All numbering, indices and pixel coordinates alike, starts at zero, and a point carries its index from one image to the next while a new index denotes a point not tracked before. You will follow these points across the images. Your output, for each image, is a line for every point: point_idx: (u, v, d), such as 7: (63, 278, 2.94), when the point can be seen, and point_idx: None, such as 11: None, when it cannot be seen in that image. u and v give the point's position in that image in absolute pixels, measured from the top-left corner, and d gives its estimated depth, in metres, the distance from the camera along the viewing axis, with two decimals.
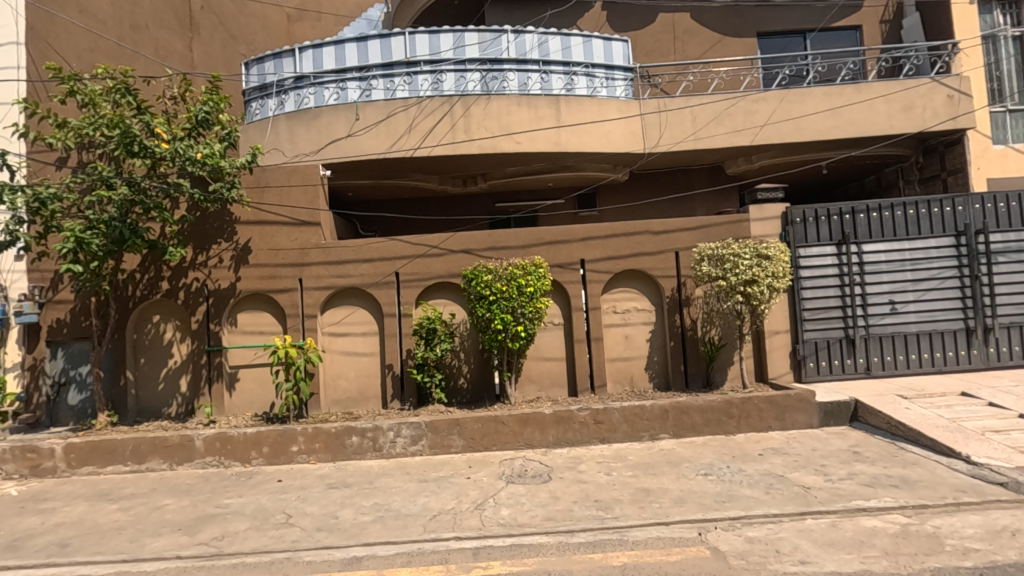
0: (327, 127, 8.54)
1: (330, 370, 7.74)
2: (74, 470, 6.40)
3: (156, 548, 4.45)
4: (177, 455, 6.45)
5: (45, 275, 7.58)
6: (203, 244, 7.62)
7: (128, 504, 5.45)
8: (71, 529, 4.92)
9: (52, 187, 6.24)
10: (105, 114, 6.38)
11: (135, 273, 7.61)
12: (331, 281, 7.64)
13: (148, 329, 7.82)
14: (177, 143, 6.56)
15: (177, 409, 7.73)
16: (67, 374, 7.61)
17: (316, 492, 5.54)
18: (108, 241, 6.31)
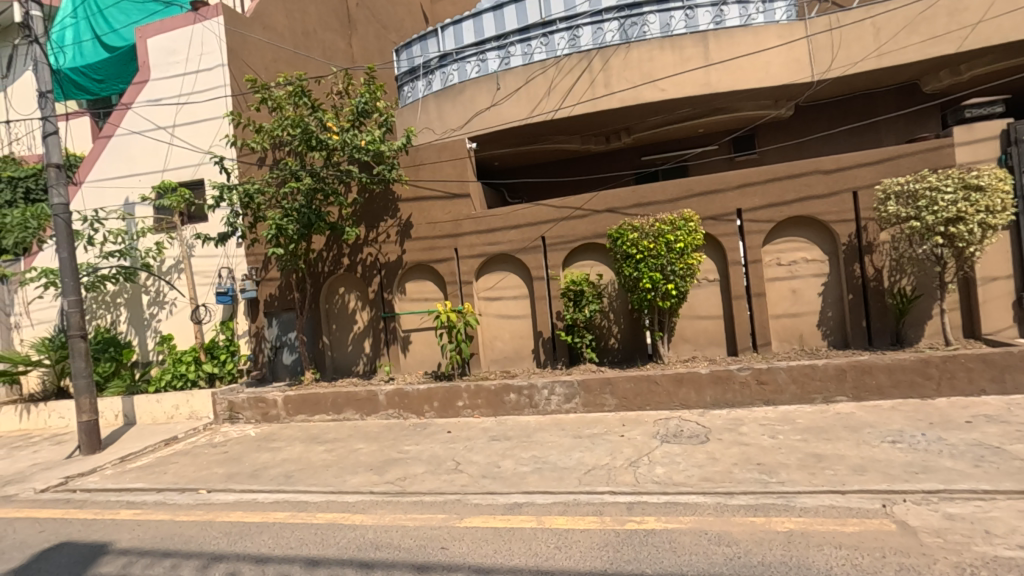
0: (471, 100, 8.88)
1: (487, 332, 8.26)
2: (291, 416, 7.76)
3: (354, 483, 5.25)
4: (365, 407, 7.47)
5: (258, 258, 9.08)
6: (373, 223, 8.53)
7: (332, 446, 6.50)
8: (293, 464, 6.02)
9: (256, 183, 7.44)
10: (288, 115, 7.35)
11: (322, 252, 8.80)
12: (483, 249, 8.08)
13: (336, 299, 9.05)
14: (345, 134, 7.38)
15: (364, 367, 8.91)
16: (281, 339, 9.15)
17: (480, 443, 6.05)
18: (300, 226, 7.41)
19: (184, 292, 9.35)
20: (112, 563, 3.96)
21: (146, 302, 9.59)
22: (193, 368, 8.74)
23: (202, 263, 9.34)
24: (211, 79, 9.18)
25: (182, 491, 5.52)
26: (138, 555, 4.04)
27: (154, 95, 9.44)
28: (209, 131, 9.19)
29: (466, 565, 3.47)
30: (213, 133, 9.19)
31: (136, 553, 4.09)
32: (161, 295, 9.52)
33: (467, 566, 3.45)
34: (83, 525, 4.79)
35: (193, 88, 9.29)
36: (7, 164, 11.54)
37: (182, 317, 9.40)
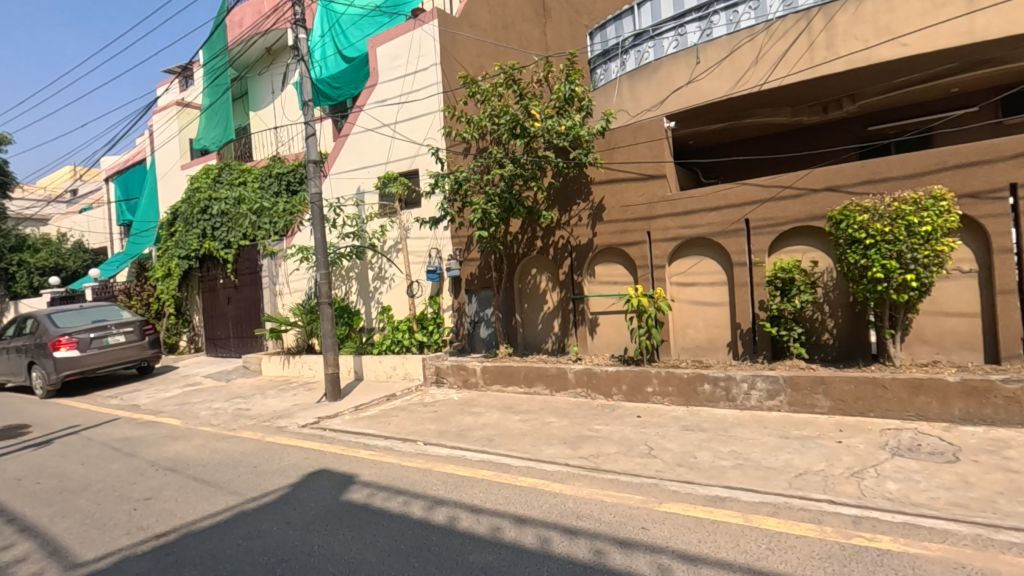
0: (669, 78, 8.54)
1: (679, 319, 7.99)
2: (488, 385, 8.43)
3: (550, 454, 5.54)
4: (555, 383, 7.79)
5: (462, 240, 10.00)
6: (566, 206, 8.78)
7: (526, 417, 6.92)
8: (493, 429, 6.56)
9: (464, 171, 8.09)
10: (496, 106, 7.86)
11: (518, 235, 9.34)
12: (678, 233, 7.79)
13: (529, 280, 9.54)
14: (546, 121, 7.67)
15: (552, 345, 9.28)
16: (479, 314, 9.96)
17: (673, 431, 5.91)
18: (501, 210, 7.93)
19: (400, 270, 10.66)
20: (359, 491, 4.77)
21: (372, 277, 11.17)
22: (408, 336, 9.92)
23: (416, 244, 10.56)
24: (427, 77, 10.19)
25: (404, 441, 6.38)
26: (378, 488, 4.81)
27: (381, 97, 10.82)
28: (424, 126, 10.25)
29: (669, 549, 3.45)
30: (427, 127, 10.22)
31: (376, 486, 4.86)
32: (382, 271, 10.99)
33: (670, 550, 3.43)
34: (335, 458, 5.83)
35: (412, 88, 10.44)
36: (276, 162, 14.29)
37: (398, 291, 10.76)
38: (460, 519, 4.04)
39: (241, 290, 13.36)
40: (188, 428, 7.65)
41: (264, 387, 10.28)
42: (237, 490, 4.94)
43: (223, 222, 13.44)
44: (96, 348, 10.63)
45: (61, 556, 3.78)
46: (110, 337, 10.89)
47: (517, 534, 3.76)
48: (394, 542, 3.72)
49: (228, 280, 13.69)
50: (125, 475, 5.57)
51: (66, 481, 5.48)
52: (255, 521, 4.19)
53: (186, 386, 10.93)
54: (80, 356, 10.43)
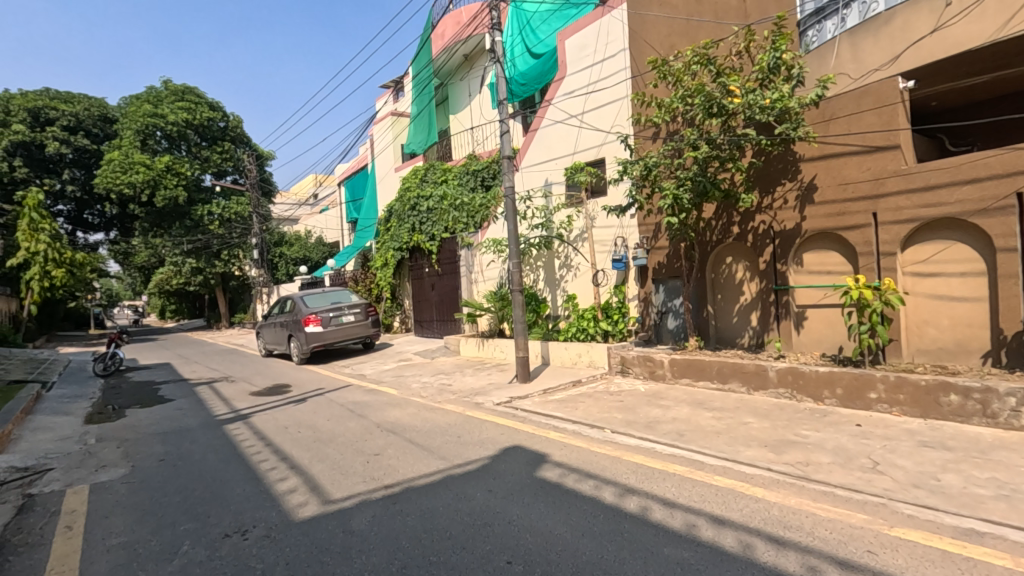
0: (904, 29, 7.19)
1: (914, 316, 6.75)
2: (676, 378, 8.12)
3: (748, 456, 5.14)
4: (753, 381, 7.19)
5: (649, 227, 9.75)
6: (768, 187, 8.00)
7: (720, 415, 6.51)
8: (683, 424, 6.30)
9: (653, 156, 7.80)
10: (689, 86, 7.47)
11: (711, 221, 8.80)
12: (915, 213, 6.53)
13: (723, 269, 8.93)
14: (747, 95, 7.07)
15: (749, 340, 8.59)
16: (666, 305, 9.61)
17: (906, 447, 5.03)
18: (694, 194, 7.53)
19: (586, 258, 10.79)
20: (551, 470, 4.98)
21: (558, 266, 11.51)
22: (593, 324, 10.01)
23: (601, 232, 10.59)
24: (616, 64, 10.12)
25: (592, 427, 6.48)
26: (569, 470, 4.97)
27: (569, 89, 11.01)
28: (611, 113, 10.19)
29: None
30: (615, 114, 10.14)
31: (567, 467, 5.03)
32: (569, 260, 11.25)
33: None
34: (527, 437, 6.17)
35: (600, 76, 10.43)
36: (472, 160, 15.53)
37: (584, 279, 10.92)
38: (653, 511, 3.98)
39: (442, 278, 14.83)
40: (403, 398, 8.79)
41: (463, 366, 11.31)
42: (445, 456, 5.53)
43: (428, 217, 15.02)
44: (333, 326, 12.80)
45: (318, 492, 4.65)
46: (344, 316, 13.01)
47: (715, 534, 3.58)
48: (587, 523, 3.82)
49: (432, 269, 15.30)
50: (359, 432, 6.63)
51: (319, 433, 6.71)
52: (461, 485, 4.65)
53: (399, 361, 12.55)
54: (323, 332, 12.65)
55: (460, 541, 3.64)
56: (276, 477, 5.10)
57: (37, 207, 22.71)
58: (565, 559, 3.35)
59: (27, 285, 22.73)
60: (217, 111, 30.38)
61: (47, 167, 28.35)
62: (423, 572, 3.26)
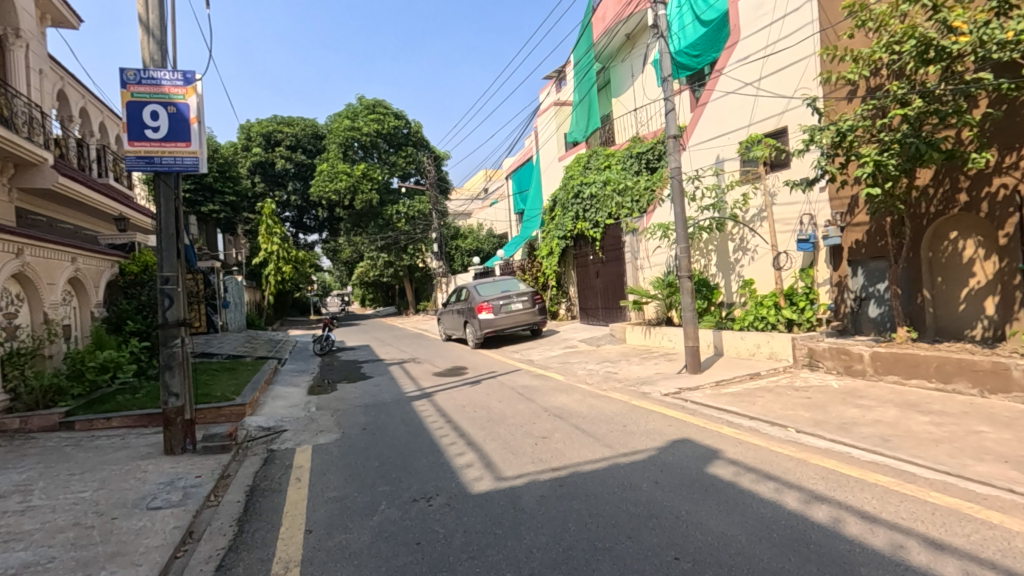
0: None
1: None
2: (880, 375, 7.02)
3: (980, 472, 4.25)
4: (990, 382, 5.91)
5: (844, 202, 8.51)
6: (1013, 142, 6.44)
7: (940, 421, 5.47)
8: (889, 428, 5.42)
9: (849, 119, 6.74)
10: (897, 29, 6.30)
11: (928, 189, 7.37)
12: None
13: (944, 246, 7.47)
14: (981, 30, 5.74)
15: (984, 332, 7.09)
16: (867, 290, 8.32)
17: None
18: (904, 159, 6.38)
19: (765, 240, 9.83)
20: (725, 468, 4.67)
21: (732, 249, 10.66)
22: (774, 312, 9.11)
23: (783, 210, 9.53)
24: (801, 19, 8.97)
25: (773, 425, 5.92)
26: (745, 469, 4.62)
27: (742, 54, 10.06)
28: (795, 75, 9.07)
29: None
30: (800, 76, 9.00)
31: (742, 466, 4.68)
32: (745, 242, 10.35)
33: None
34: (698, 431, 5.86)
35: (780, 35, 9.33)
36: (636, 143, 15.23)
37: (763, 263, 9.97)
38: (848, 524, 3.51)
39: (607, 264, 14.71)
40: (570, 384, 8.97)
41: (629, 354, 11.15)
42: (611, 444, 5.52)
43: (591, 204, 14.97)
44: (503, 313, 13.50)
45: (491, 469, 4.99)
46: (513, 304, 13.64)
47: (931, 560, 3.04)
48: (766, 528, 3.52)
49: (596, 256, 15.27)
50: (528, 416, 6.93)
51: (492, 413, 7.17)
52: (627, 475, 4.61)
53: (566, 347, 12.81)
54: (494, 318, 13.41)
55: (625, 530, 3.62)
56: (455, 452, 5.59)
57: (271, 215, 27.71)
58: (739, 563, 3.13)
59: (267, 279, 27.89)
60: (402, 119, 33.76)
61: (277, 181, 34.38)
62: (589, 555, 3.33)
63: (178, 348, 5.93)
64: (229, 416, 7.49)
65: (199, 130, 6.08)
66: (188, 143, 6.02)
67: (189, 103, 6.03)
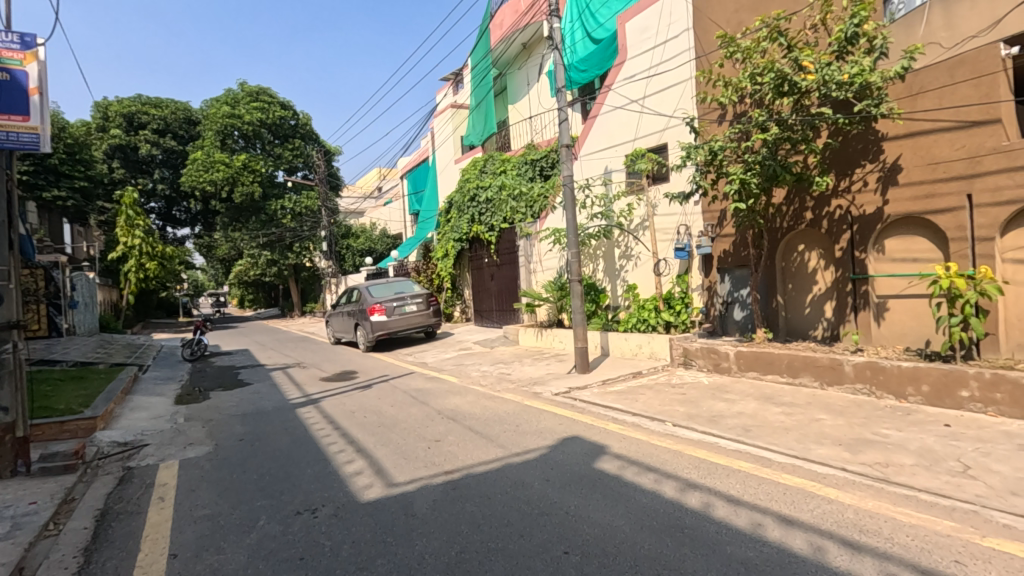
0: None
1: (1013, 308, 6.14)
2: (742, 371, 7.80)
3: (821, 454, 4.87)
4: (827, 376, 6.81)
5: (715, 215, 9.37)
6: (847, 169, 7.49)
7: (790, 411, 6.20)
8: (750, 419, 6.05)
9: (719, 140, 7.43)
10: (759, 63, 7.05)
11: (782, 207, 8.36)
12: (1016, 194, 5.93)
13: (794, 257, 8.48)
14: (824, 70, 6.61)
15: (823, 332, 8.11)
16: (732, 295, 9.18)
17: (1002, 451, 4.59)
18: (763, 179, 7.16)
19: (647, 248, 10.55)
20: (611, 462, 4.93)
21: (618, 256, 11.31)
22: (654, 315, 9.78)
23: (663, 221, 10.30)
24: (679, 45, 9.75)
25: (653, 420, 6.35)
26: (628, 462, 4.90)
27: (629, 73, 10.72)
28: (675, 96, 9.83)
29: None
30: (678, 98, 9.77)
31: (626, 460, 4.97)
32: (629, 249, 11.03)
33: None
34: (585, 428, 6.13)
35: (662, 58, 10.08)
36: (531, 150, 15.58)
37: (645, 269, 10.68)
38: (716, 508, 3.86)
39: (502, 268, 14.94)
40: (464, 386, 8.96)
41: (521, 355, 11.37)
42: (504, 444, 5.60)
43: (487, 208, 15.15)
44: (397, 315, 13.19)
45: (382, 475, 4.84)
46: (407, 306, 13.37)
47: (783, 535, 3.43)
48: (647, 517, 3.76)
49: (491, 260, 15.45)
50: (421, 419, 6.82)
51: (383, 418, 6.96)
52: (520, 474, 4.70)
53: (460, 350, 12.78)
54: (387, 321, 13.05)
55: (518, 529, 3.68)
56: (344, 460, 5.35)
57: (132, 205, 24.78)
58: (623, 551, 3.31)
59: (126, 276, 24.76)
60: (288, 109, 31.83)
61: (141, 168, 30.84)
62: (481, 557, 3.33)
63: (10, 354, 5.09)
64: (75, 432, 6.56)
65: (40, 103, 5.29)
66: (26, 117, 5.21)
67: (28, 71, 5.24)
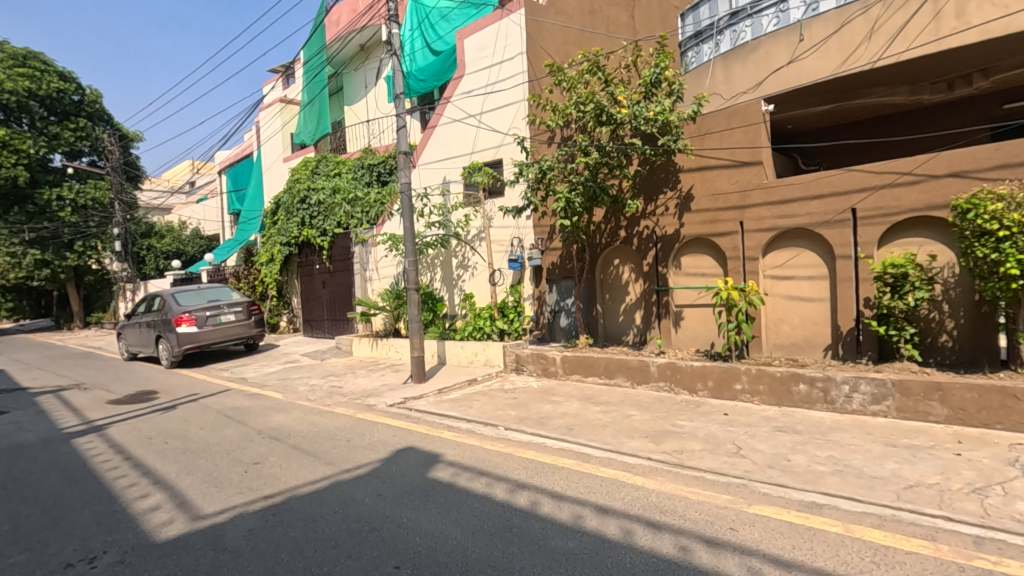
0: (766, 58, 7.81)
1: (771, 315, 7.55)
2: (567, 374, 8.42)
3: (631, 447, 5.46)
4: (637, 376, 7.66)
5: (545, 229, 10.03)
6: (653, 195, 8.56)
7: (607, 409, 6.86)
8: (573, 418, 6.55)
9: (548, 160, 7.99)
10: (582, 93, 7.75)
11: (601, 224, 9.24)
12: (773, 223, 7.35)
13: (611, 270, 9.42)
14: (634, 106, 7.49)
15: (634, 337, 9.12)
16: (559, 304, 9.97)
17: (763, 432, 5.61)
18: (585, 198, 7.86)
19: (483, 258, 10.88)
20: (444, 470, 4.95)
21: (455, 265, 11.49)
22: (489, 323, 10.09)
23: (498, 232, 10.73)
24: (514, 67, 10.28)
25: (486, 425, 6.54)
26: (462, 468, 4.97)
27: (467, 88, 11.01)
28: (509, 115, 10.33)
29: (760, 552, 3.29)
30: (513, 116, 10.28)
31: (460, 466, 5.03)
32: (466, 259, 11.27)
33: (762, 554, 3.28)
34: (420, 437, 6.08)
35: (498, 77, 10.55)
36: (368, 155, 15.04)
37: (480, 278, 10.99)
38: (543, 505, 4.09)
39: (335, 275, 14.21)
40: (289, 401, 8.29)
41: (355, 366, 10.90)
42: (333, 460, 5.30)
43: (319, 211, 14.31)
44: (210, 326, 11.73)
45: (187, 508, 4.24)
46: (223, 315, 11.97)
47: (599, 523, 3.76)
48: (479, 521, 3.84)
49: (323, 266, 14.60)
50: (237, 440, 6.14)
51: (189, 443, 6.13)
52: (349, 491, 4.48)
53: (286, 363, 11.81)
54: (198, 332, 11.54)
55: (346, 549, 3.50)
56: (136, 494, 4.59)
57: None
58: (455, 559, 3.34)
59: None
60: (69, 81, 26.59)
61: None
62: None
63: None
64: None
65: None
66: None
67: None
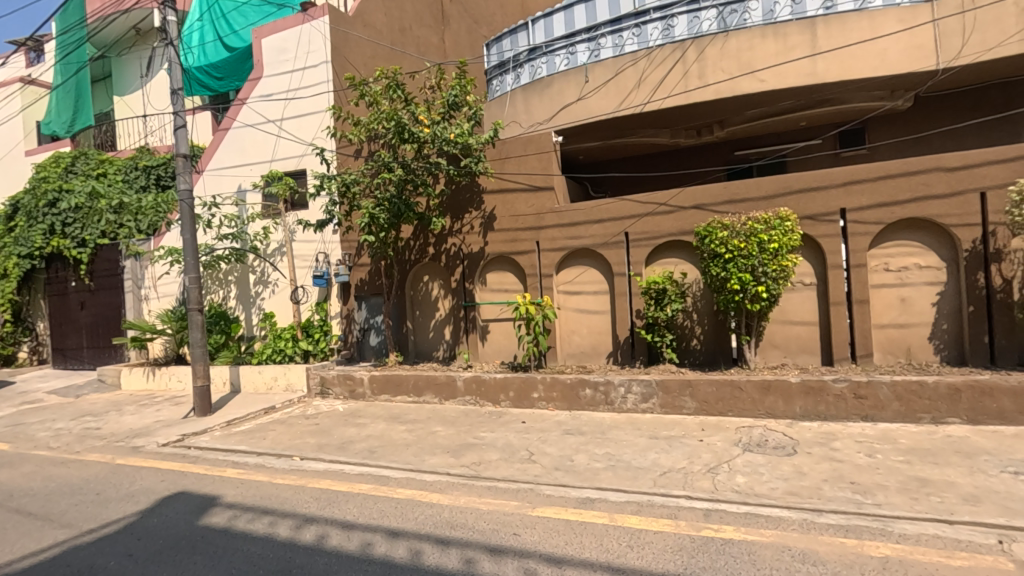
0: (559, 94, 8.58)
1: (565, 327, 8.26)
2: (376, 395, 8.17)
3: (431, 464, 5.47)
4: (444, 391, 7.74)
5: (352, 245, 9.67)
6: (458, 214, 8.82)
7: (412, 427, 6.81)
8: (376, 441, 6.35)
9: (352, 174, 7.79)
10: (385, 109, 7.68)
11: (410, 241, 9.22)
12: (564, 243, 8.07)
13: (420, 287, 9.46)
14: (435, 127, 7.66)
15: (444, 353, 9.23)
16: (368, 322, 9.62)
17: (554, 436, 6.08)
18: (390, 215, 7.78)
19: (285, 274, 10.11)
20: (220, 514, 4.41)
21: (252, 281, 10.47)
22: (291, 345, 9.35)
23: (302, 246, 10.09)
24: (316, 75, 9.82)
25: (279, 457, 6.00)
26: (242, 510, 4.47)
27: (265, 91, 10.20)
28: (313, 124, 9.84)
29: (537, 553, 3.52)
30: (316, 126, 9.81)
31: (241, 507, 4.52)
32: (265, 275, 10.35)
33: (539, 554, 3.51)
34: (196, 479, 5.34)
35: (300, 84, 9.97)
36: (143, 154, 12.91)
37: (282, 296, 10.17)
38: (330, 538, 3.87)
39: (98, 294, 11.94)
40: (18, 453, 6.64)
41: (122, 402, 9.23)
42: (70, 521, 4.37)
43: (74, 217, 11.92)
44: None
45: None
46: None
47: (388, 548, 3.67)
48: (252, 568, 3.47)
49: (80, 283, 12.15)
50: None
51: None
52: (87, 557, 3.73)
53: (21, 404, 9.48)
54: None
55: None
56: None
57: None
58: None
59: None
60: None
61: None
62: None
63: None
64: None
65: None
66: None
67: None
